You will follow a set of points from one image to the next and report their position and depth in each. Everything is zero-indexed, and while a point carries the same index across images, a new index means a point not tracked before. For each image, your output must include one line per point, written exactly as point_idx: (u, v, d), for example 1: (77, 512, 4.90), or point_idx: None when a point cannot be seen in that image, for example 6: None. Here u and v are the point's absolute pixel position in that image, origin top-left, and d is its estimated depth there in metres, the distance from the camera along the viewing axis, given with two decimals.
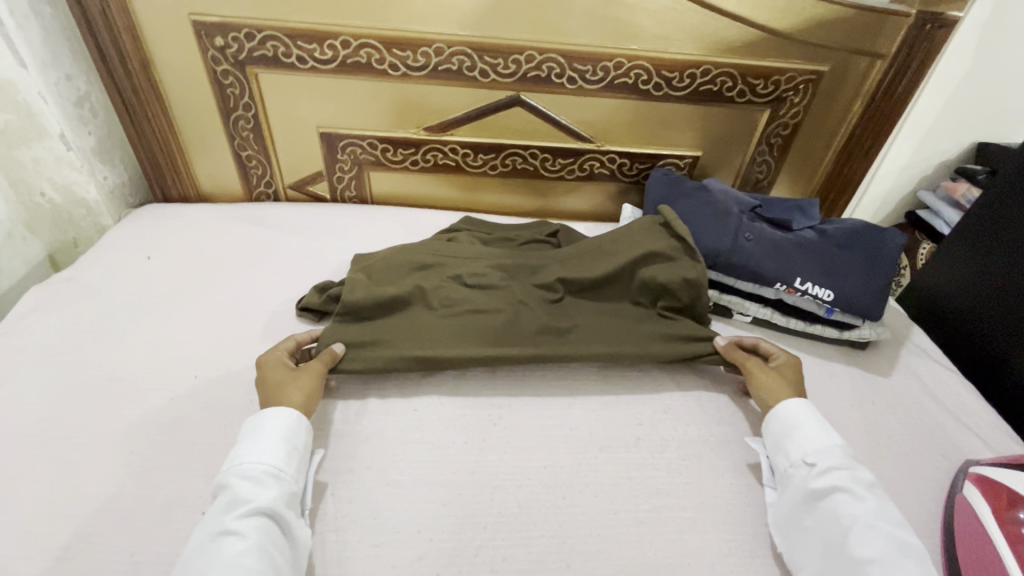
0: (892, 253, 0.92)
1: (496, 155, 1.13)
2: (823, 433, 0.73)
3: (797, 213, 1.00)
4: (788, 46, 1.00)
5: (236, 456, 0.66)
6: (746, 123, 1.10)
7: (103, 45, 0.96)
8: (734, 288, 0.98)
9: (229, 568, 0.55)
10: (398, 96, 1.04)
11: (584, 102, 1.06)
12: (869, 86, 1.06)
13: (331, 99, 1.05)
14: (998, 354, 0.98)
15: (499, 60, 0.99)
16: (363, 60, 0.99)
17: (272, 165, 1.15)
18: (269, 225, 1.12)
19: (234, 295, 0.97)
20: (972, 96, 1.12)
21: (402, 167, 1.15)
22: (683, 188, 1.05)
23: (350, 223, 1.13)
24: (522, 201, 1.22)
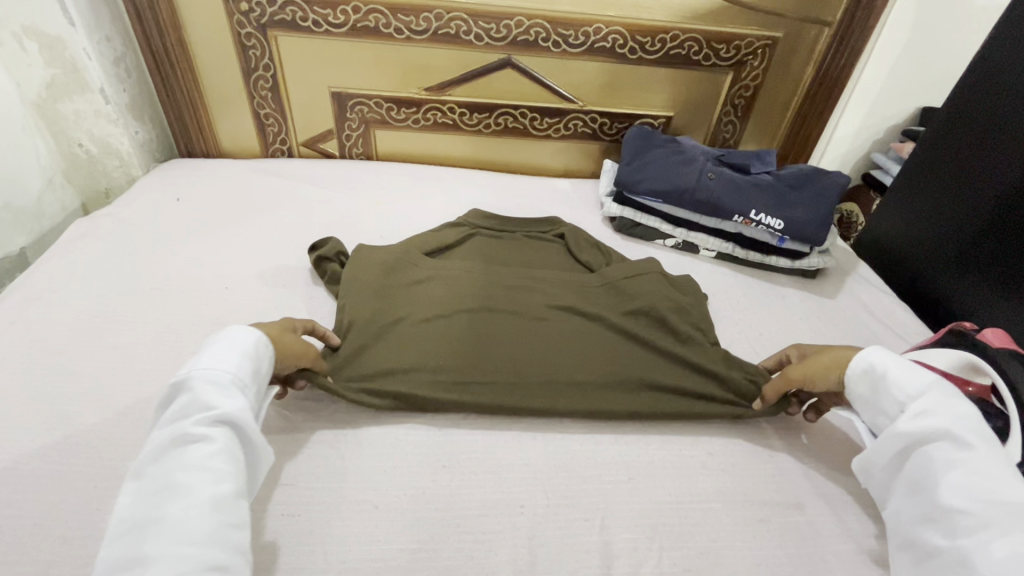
0: (836, 191, 1.05)
1: (489, 114, 1.26)
2: (920, 381, 0.66)
3: (756, 159, 1.14)
4: (746, 15, 1.14)
5: (191, 367, 0.62)
6: (713, 85, 1.24)
7: (140, 9, 1.08)
8: (700, 225, 1.11)
9: (197, 469, 0.54)
10: (402, 59, 1.17)
11: (568, 64, 1.19)
12: (820, 51, 1.20)
13: (342, 61, 1.17)
14: (932, 282, 1.11)
15: (492, 25, 1.12)
16: (370, 24, 1.12)
17: (288, 124, 1.27)
18: (284, 176, 1.24)
19: (257, 229, 1.08)
20: (911, 63, 1.26)
21: (405, 125, 1.27)
22: (656, 140, 1.16)
23: (358, 175, 1.26)
24: (513, 159, 1.35)
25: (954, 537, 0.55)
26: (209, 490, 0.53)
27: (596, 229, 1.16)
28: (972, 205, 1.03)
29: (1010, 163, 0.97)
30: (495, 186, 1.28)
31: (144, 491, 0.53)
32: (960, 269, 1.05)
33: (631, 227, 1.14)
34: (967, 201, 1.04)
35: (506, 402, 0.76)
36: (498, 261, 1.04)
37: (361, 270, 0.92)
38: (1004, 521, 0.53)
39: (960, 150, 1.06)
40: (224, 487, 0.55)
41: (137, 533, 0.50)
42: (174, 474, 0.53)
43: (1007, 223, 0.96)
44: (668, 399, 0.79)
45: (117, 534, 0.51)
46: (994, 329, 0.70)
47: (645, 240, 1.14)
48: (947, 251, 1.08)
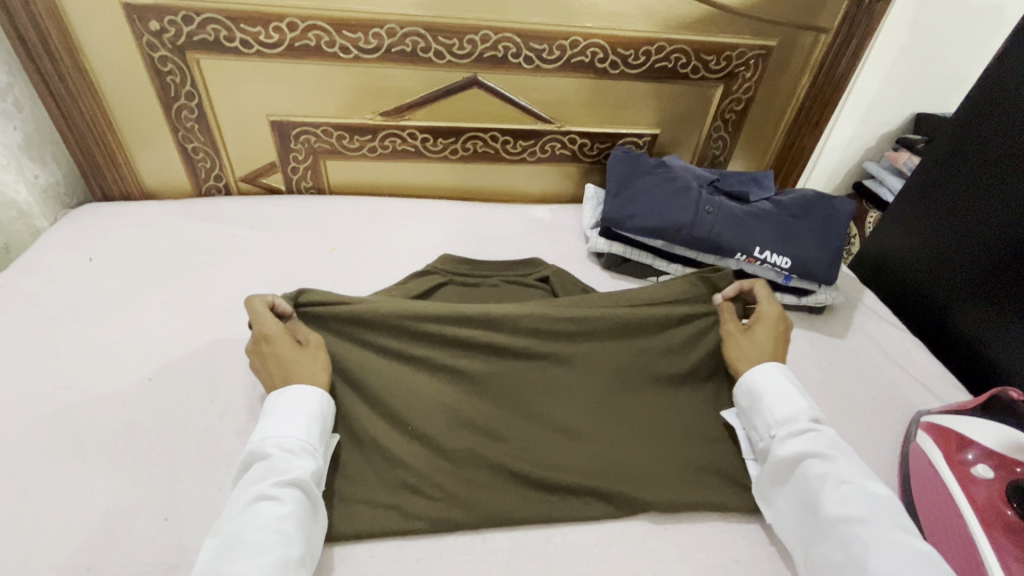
0: (842, 218, 0.98)
1: (456, 139, 1.11)
2: (791, 402, 0.71)
3: (753, 184, 1.05)
4: (736, 21, 1.03)
5: (267, 430, 0.63)
6: (701, 99, 1.12)
7: (23, 32, 0.89)
8: (695, 261, 1.01)
9: (268, 531, 0.54)
10: (352, 82, 1.01)
11: (542, 82, 1.05)
12: (814, 60, 1.11)
13: (281, 85, 1.01)
14: (941, 312, 1.04)
15: (453, 41, 0.98)
16: (311, 43, 0.96)
17: (223, 159, 1.10)
18: (220, 221, 1.07)
19: (188, 293, 0.92)
20: (907, 69, 1.18)
21: (359, 154, 1.12)
22: (644, 165, 1.05)
23: (309, 214, 1.10)
24: (484, 185, 1.21)
25: (840, 546, 0.59)
26: (279, 553, 0.53)
27: (582, 267, 1.04)
28: (989, 225, 0.95)
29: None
30: (466, 218, 1.14)
31: (220, 550, 0.53)
32: (977, 300, 0.97)
33: (620, 265, 1.03)
34: (986, 221, 0.96)
35: (509, 509, 0.65)
36: None
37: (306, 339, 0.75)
38: (884, 529, 0.58)
39: (980, 163, 0.97)
40: (293, 553, 0.54)
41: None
42: (247, 536, 0.54)
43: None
44: (687, 491, 0.68)
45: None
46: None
47: (637, 277, 1.03)
48: (964, 279, 0.99)
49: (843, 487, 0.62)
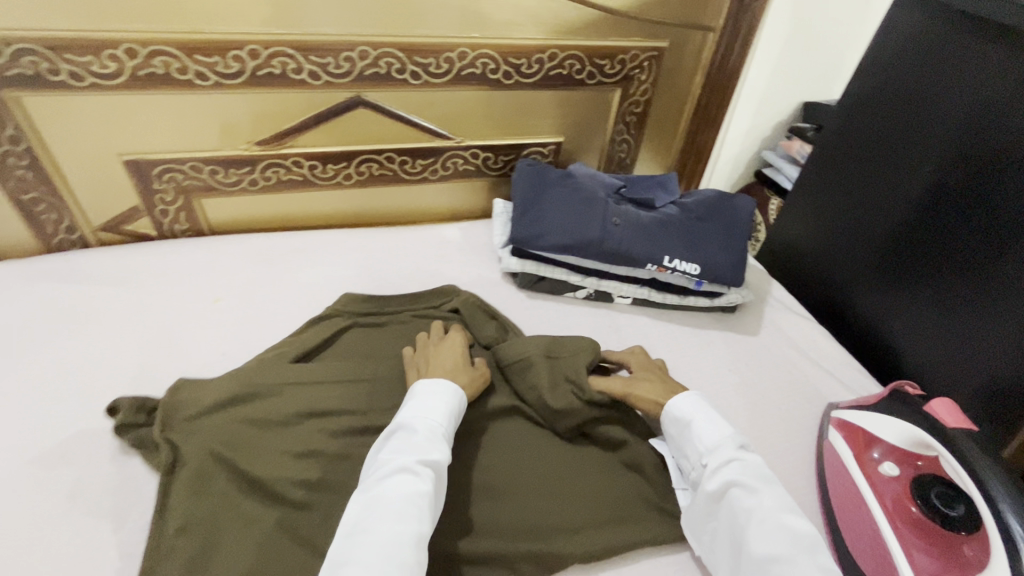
0: (743, 217, 1.02)
1: (347, 163, 1.04)
2: (716, 427, 0.71)
3: (658, 189, 1.05)
4: (625, 25, 1.05)
5: (422, 415, 0.69)
6: (599, 105, 1.15)
7: None
8: (611, 273, 1.00)
9: (410, 502, 0.60)
10: (217, 110, 0.91)
11: (433, 97, 1.01)
12: (703, 63, 1.17)
13: (129, 120, 0.88)
14: (843, 295, 1.11)
15: (328, 59, 0.91)
16: (159, 70, 0.85)
17: (72, 209, 0.95)
18: (75, 282, 0.92)
19: (36, 376, 0.78)
20: (793, 65, 1.23)
21: (238, 188, 1.01)
22: (549, 178, 1.03)
23: (183, 262, 0.97)
24: (386, 209, 1.14)
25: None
26: (416, 527, 0.59)
27: (495, 290, 1.00)
28: (892, 210, 0.99)
29: (919, 178, 0.94)
30: (371, 248, 1.06)
31: (358, 509, 0.61)
32: (879, 280, 1.03)
33: (536, 283, 0.99)
34: (887, 205, 1.00)
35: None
36: (385, 353, 0.86)
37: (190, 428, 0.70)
38: (804, 569, 0.58)
39: (872, 152, 1.02)
40: (424, 529, 0.59)
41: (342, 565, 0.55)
42: (390, 503, 0.60)
43: (921, 241, 0.94)
44: (612, 533, 0.68)
45: (333, 553, 0.57)
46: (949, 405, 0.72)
47: (554, 294, 1.00)
48: (864, 265, 1.06)
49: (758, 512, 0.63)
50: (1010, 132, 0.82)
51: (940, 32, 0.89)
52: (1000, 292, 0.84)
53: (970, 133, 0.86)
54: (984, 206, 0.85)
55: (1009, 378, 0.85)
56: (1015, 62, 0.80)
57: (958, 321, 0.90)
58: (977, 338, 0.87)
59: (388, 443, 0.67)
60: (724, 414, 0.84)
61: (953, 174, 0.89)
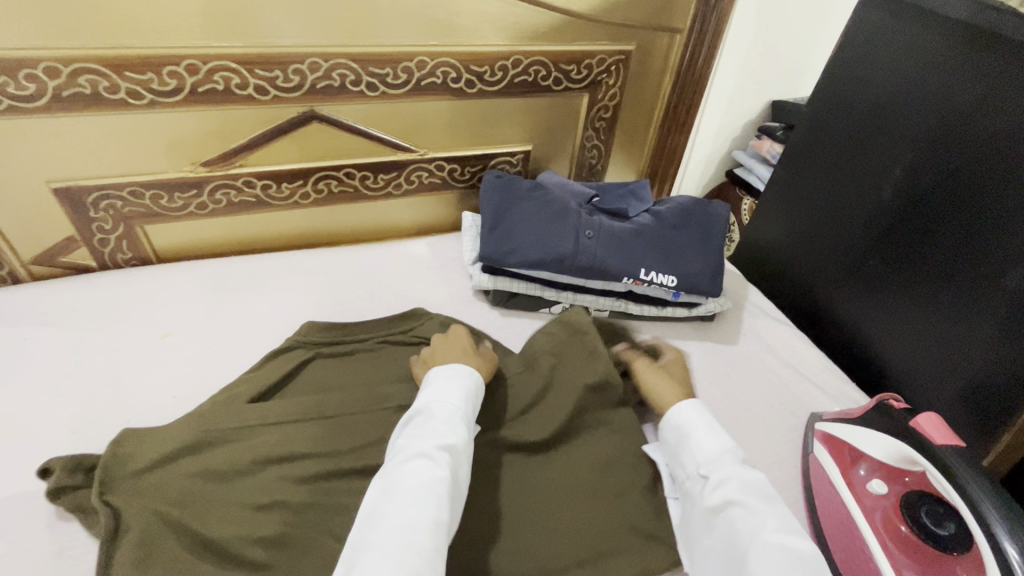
0: (718, 225, 0.98)
1: (398, 173, 1.04)
2: (712, 437, 0.71)
3: (632, 198, 1.01)
4: (664, 29, 1.08)
5: (468, 392, 0.74)
6: (572, 112, 1.11)
7: None
8: (586, 287, 0.97)
9: (424, 486, 0.60)
10: (274, 125, 0.91)
11: (484, 105, 1.02)
12: (673, 61, 1.13)
13: (188, 136, 0.88)
14: (818, 296, 1.06)
15: (387, 70, 0.91)
16: (218, 86, 0.84)
17: (134, 228, 0.94)
18: (137, 299, 0.91)
19: (128, 392, 0.78)
20: (813, 62, 1.28)
21: (289, 202, 1.01)
22: (518, 189, 0.98)
23: (253, 274, 0.98)
24: (433, 217, 1.15)
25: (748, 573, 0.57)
26: (430, 512, 0.58)
27: None
28: (847, 217, 0.98)
29: (935, 172, 0.83)
30: (423, 257, 1.07)
31: (390, 482, 0.62)
32: (856, 283, 0.98)
33: None
34: (834, 210, 1.00)
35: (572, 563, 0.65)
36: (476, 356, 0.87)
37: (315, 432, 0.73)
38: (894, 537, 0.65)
39: (901, 138, 0.88)
40: (442, 512, 0.59)
41: (443, 516, 0.59)
42: (401, 491, 0.60)
43: (892, 242, 0.91)
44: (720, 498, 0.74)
45: (441, 494, 0.60)
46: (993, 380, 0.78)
47: None
48: (834, 266, 1.02)
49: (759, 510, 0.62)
50: (985, 130, 0.77)
51: (897, 29, 0.87)
52: (963, 294, 0.81)
53: (940, 130, 0.83)
54: (984, 219, 0.78)
55: (986, 384, 0.80)
56: (994, 56, 0.76)
57: (936, 325, 0.85)
58: (946, 339, 0.84)
59: (433, 411, 0.69)
60: (795, 383, 0.91)
61: (922, 175, 0.86)
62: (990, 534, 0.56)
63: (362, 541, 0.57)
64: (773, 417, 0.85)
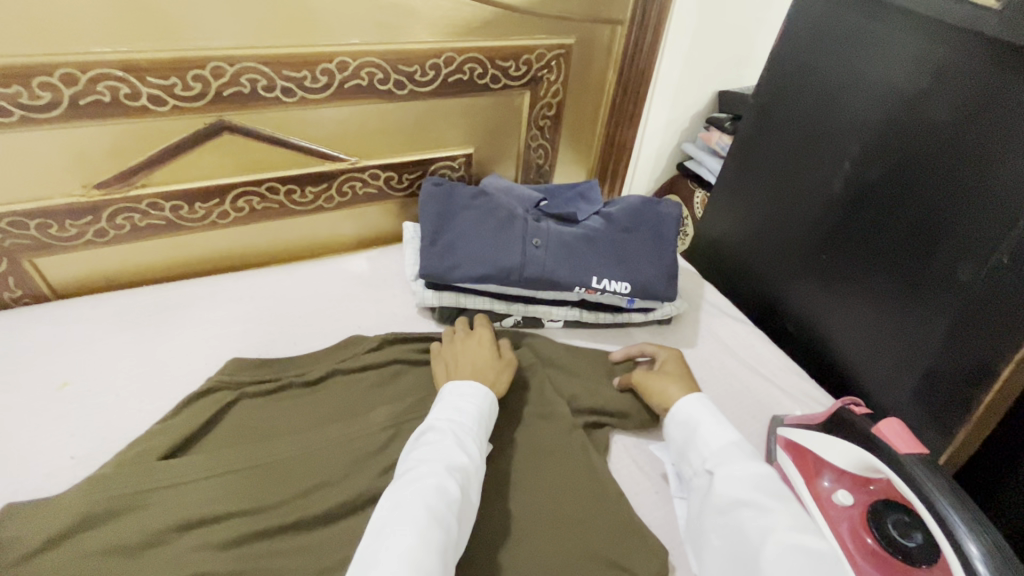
0: (671, 224, 0.94)
1: (329, 184, 0.96)
2: (721, 431, 0.69)
3: (580, 201, 0.96)
4: (606, 21, 1.02)
5: (483, 412, 0.69)
6: (513, 111, 1.05)
7: None
8: (537, 297, 0.91)
9: (433, 507, 0.55)
10: (178, 139, 0.81)
11: (418, 107, 0.95)
12: (616, 54, 1.07)
13: (75, 156, 0.77)
14: (773, 292, 1.04)
15: (303, 74, 0.82)
16: (104, 97, 0.74)
17: (21, 262, 0.82)
18: (28, 343, 0.80)
19: (16, 456, 0.68)
20: (755, 50, 1.26)
21: (207, 223, 0.91)
22: (459, 199, 0.91)
23: (168, 305, 0.88)
24: (371, 229, 1.07)
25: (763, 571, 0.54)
26: (437, 536, 0.53)
27: None
28: (799, 211, 0.96)
29: (888, 163, 0.81)
30: (362, 274, 0.99)
31: (398, 499, 0.56)
32: (811, 278, 0.96)
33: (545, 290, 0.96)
34: (786, 203, 0.98)
35: None
36: (420, 384, 0.81)
37: (238, 488, 0.65)
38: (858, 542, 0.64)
39: (851, 129, 0.86)
40: (445, 539, 0.54)
41: (450, 538, 0.54)
42: (409, 508, 0.55)
43: (844, 234, 0.89)
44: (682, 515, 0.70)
45: (446, 516, 0.55)
46: (951, 375, 0.78)
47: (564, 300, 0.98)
48: (789, 261, 1.00)
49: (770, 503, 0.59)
50: (934, 118, 0.75)
51: (842, 16, 0.85)
52: (918, 284, 0.79)
53: (891, 120, 0.81)
54: (934, 209, 0.76)
55: (943, 376, 0.79)
56: (936, 40, 0.74)
57: (893, 317, 0.83)
58: (903, 333, 0.82)
59: (448, 427, 0.65)
60: (756, 383, 0.88)
61: (872, 163, 0.84)
62: (961, 550, 0.54)
63: (366, 562, 0.51)
64: (736, 423, 0.82)
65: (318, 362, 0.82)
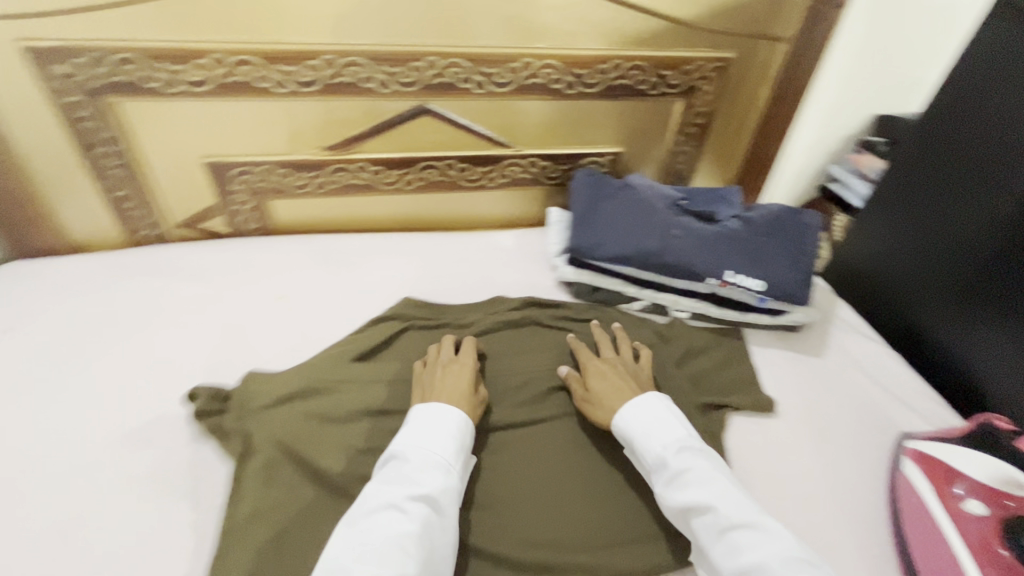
0: (811, 234, 0.97)
1: (495, 166, 1.11)
2: (663, 438, 0.72)
3: (721, 203, 1.01)
4: (770, 37, 1.07)
5: (454, 432, 0.70)
6: (664, 117, 1.13)
7: (56, 83, 0.86)
8: (667, 286, 0.98)
9: (394, 544, 0.57)
10: (390, 117, 1.00)
11: (581, 106, 1.07)
12: (774, 69, 1.11)
13: (318, 123, 0.99)
14: (911, 319, 1.01)
15: (495, 70, 0.98)
16: (348, 79, 0.94)
17: (264, 201, 1.07)
18: (259, 262, 1.03)
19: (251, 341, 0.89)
20: (922, 76, 1.23)
21: (395, 188, 1.10)
22: (607, 188, 1.01)
23: (358, 249, 1.08)
24: (519, 211, 1.21)
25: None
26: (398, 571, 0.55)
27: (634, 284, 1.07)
28: (950, 238, 0.94)
29: None
30: (509, 247, 1.13)
31: (357, 535, 0.59)
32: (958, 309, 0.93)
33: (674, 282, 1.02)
34: (936, 230, 0.96)
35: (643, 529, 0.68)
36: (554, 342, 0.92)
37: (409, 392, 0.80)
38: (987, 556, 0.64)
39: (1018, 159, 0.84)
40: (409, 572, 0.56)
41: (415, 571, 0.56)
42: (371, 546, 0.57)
43: (1001, 267, 0.86)
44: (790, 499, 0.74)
45: (408, 548, 0.57)
46: None
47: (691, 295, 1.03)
48: (933, 290, 0.97)
49: (725, 517, 0.62)
50: None
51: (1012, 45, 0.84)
52: None
53: None
54: None
55: None
56: None
57: None
58: None
59: (413, 454, 0.66)
60: (883, 398, 0.88)
61: None
62: None
63: None
64: (858, 430, 0.83)
65: (471, 310, 0.96)
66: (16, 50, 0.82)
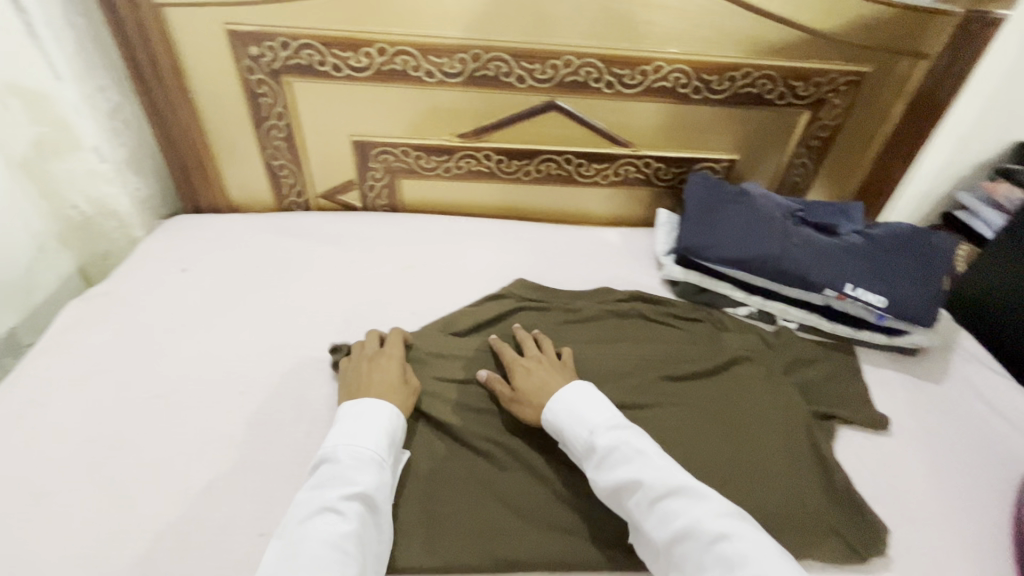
0: (940, 256, 0.94)
1: (611, 164, 1.16)
2: (581, 424, 0.72)
3: (843, 217, 1.00)
4: (912, 53, 1.04)
5: (381, 429, 0.71)
6: (787, 128, 1.13)
7: (246, 62, 0.99)
8: (778, 293, 0.98)
9: (331, 546, 0.58)
10: (521, 110, 1.07)
11: (704, 111, 1.09)
12: (912, 86, 1.08)
13: (455, 111, 1.07)
14: None
15: (626, 72, 1.03)
16: (490, 72, 1.02)
17: (396, 179, 1.18)
18: (386, 234, 1.14)
19: (381, 302, 0.99)
20: None
21: (514, 177, 1.18)
22: (724, 192, 1.03)
23: (474, 231, 1.16)
24: (626, 210, 1.25)
25: (689, 567, 0.59)
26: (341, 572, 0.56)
27: None
28: None
29: None
30: (615, 242, 1.17)
31: (295, 537, 0.59)
32: None
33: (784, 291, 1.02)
34: None
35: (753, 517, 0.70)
36: (660, 335, 0.95)
37: None
38: None
39: None
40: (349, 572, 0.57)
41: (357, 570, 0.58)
42: (309, 549, 0.58)
43: None
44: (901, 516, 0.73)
45: (346, 549, 0.59)
46: None
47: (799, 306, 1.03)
48: None
49: (652, 489, 0.64)
50: None
51: None
52: None
53: None
54: None
55: None
56: None
57: None
58: None
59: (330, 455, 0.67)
60: (1007, 431, 0.85)
61: None
62: None
63: None
64: (979, 458, 0.81)
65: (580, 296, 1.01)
66: (221, 31, 0.96)
